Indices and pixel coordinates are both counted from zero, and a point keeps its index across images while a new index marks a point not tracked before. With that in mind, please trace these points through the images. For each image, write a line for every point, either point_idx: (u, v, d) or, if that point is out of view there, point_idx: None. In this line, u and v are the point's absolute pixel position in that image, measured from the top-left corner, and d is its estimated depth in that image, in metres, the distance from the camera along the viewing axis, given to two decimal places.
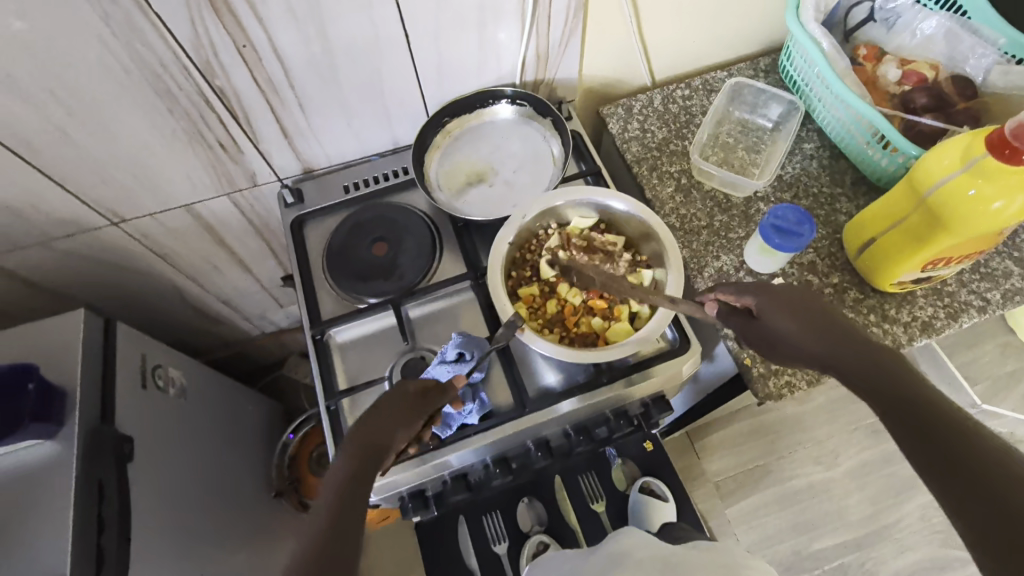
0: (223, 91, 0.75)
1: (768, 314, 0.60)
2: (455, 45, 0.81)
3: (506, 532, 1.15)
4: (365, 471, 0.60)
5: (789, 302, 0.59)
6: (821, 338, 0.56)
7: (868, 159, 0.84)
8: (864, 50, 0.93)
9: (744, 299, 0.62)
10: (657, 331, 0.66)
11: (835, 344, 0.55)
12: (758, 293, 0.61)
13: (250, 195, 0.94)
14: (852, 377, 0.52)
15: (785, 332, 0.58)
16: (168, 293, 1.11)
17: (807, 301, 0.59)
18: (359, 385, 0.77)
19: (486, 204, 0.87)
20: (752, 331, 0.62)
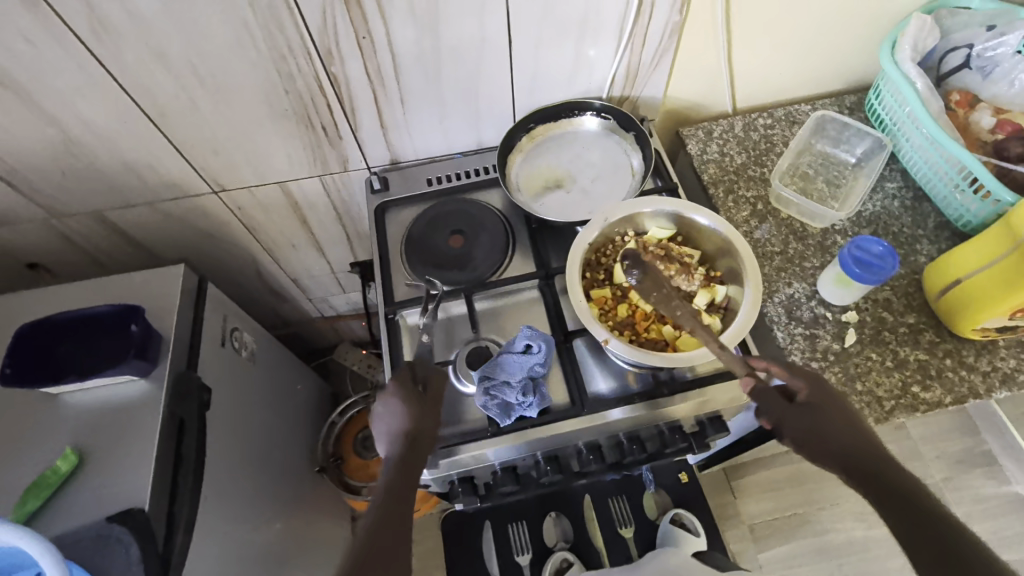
0: (337, 78, 0.81)
1: (815, 407, 0.62)
2: (552, 55, 0.85)
3: (531, 544, 1.15)
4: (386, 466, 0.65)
5: (832, 401, 0.62)
6: (853, 443, 0.59)
7: (955, 202, 0.83)
8: (957, 96, 0.93)
9: (792, 382, 0.63)
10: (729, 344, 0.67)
11: (860, 445, 0.58)
12: (809, 384, 0.63)
13: (339, 180, 1.00)
14: (871, 472, 0.56)
15: (825, 421, 0.61)
16: (247, 265, 1.18)
17: (842, 400, 0.62)
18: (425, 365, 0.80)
19: (563, 208, 0.89)
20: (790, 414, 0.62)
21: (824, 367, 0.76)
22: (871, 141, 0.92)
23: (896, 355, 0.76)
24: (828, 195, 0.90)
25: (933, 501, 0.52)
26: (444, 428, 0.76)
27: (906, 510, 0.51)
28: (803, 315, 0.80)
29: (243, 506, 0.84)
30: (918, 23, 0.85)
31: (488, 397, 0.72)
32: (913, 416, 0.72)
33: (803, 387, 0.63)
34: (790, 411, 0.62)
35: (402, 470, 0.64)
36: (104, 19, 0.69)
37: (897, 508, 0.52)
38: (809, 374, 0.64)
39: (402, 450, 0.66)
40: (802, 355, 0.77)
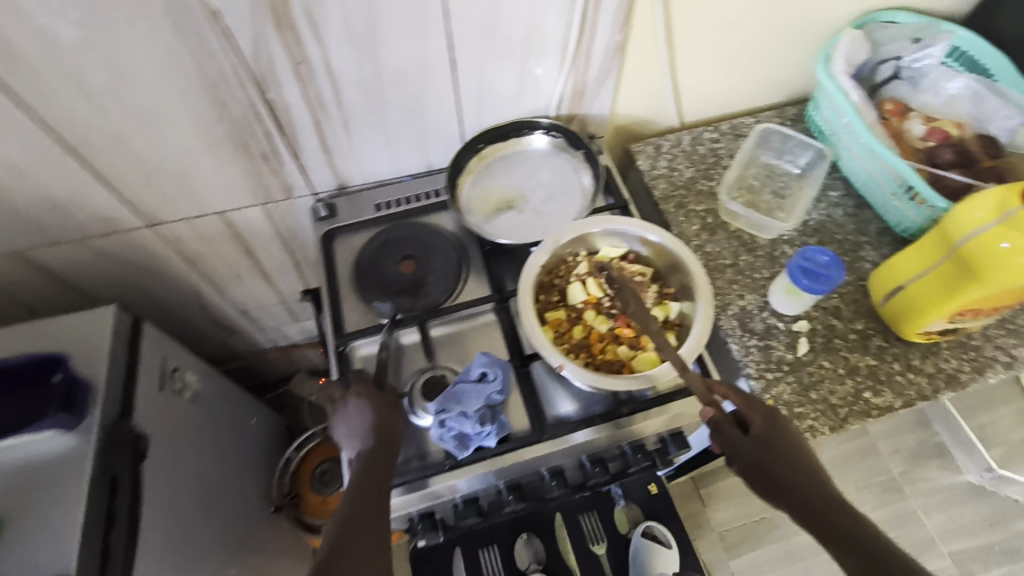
0: (274, 104, 0.78)
1: (769, 440, 0.60)
2: (496, 75, 0.84)
3: (503, 569, 1.12)
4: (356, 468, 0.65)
5: (784, 433, 0.61)
6: (803, 481, 0.57)
7: (894, 209, 0.85)
8: (890, 105, 0.96)
9: (745, 411, 0.62)
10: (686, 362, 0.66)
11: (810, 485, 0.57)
12: (762, 413, 0.62)
13: (283, 207, 0.96)
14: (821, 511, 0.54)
15: (777, 455, 0.59)
16: (190, 299, 1.12)
17: (795, 435, 0.61)
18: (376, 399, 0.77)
19: (515, 229, 0.88)
20: (742, 445, 0.60)
21: (778, 378, 0.76)
22: (813, 152, 0.95)
23: (847, 362, 0.77)
24: (775, 206, 0.91)
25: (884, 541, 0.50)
26: (401, 464, 0.73)
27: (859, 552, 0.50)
28: (756, 327, 0.80)
29: (188, 561, 0.79)
30: (849, 37, 0.88)
31: (444, 429, 0.70)
32: (866, 422, 0.73)
33: (755, 416, 0.61)
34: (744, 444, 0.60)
35: (371, 465, 0.64)
36: (11, 49, 0.64)
37: (845, 543, 0.51)
38: (763, 405, 0.63)
39: (372, 446, 0.66)
40: (756, 366, 0.77)
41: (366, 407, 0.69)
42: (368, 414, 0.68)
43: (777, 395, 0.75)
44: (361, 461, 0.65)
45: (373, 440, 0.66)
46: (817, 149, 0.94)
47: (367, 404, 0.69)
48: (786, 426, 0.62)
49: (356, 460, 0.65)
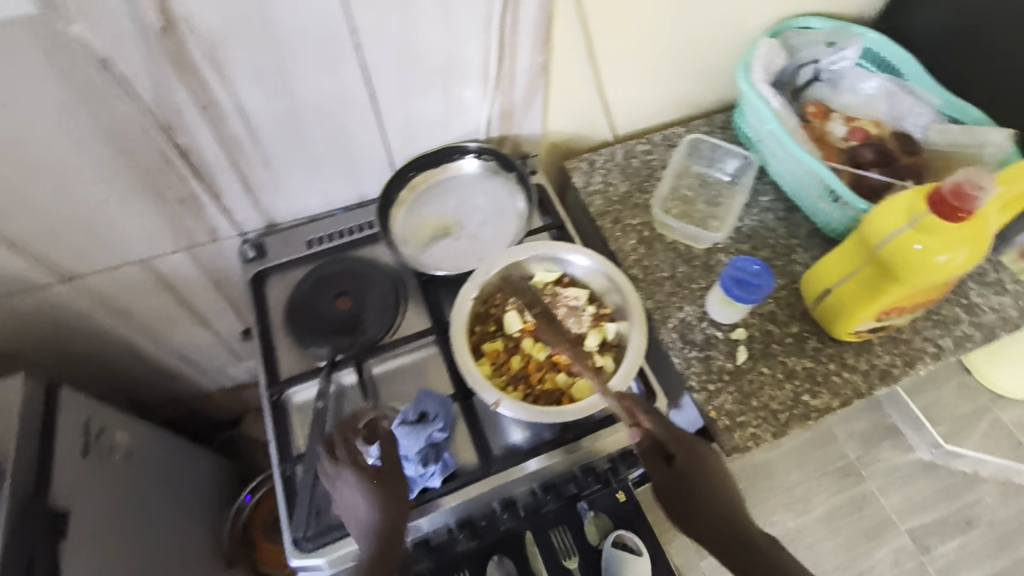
0: (186, 149, 0.75)
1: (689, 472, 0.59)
2: (420, 103, 0.82)
3: None
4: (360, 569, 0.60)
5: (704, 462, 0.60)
6: (722, 515, 0.58)
7: (820, 212, 0.87)
8: (812, 108, 0.98)
9: (669, 442, 0.60)
10: (623, 386, 0.66)
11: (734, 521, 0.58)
12: (684, 445, 0.60)
13: (210, 250, 0.92)
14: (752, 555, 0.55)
15: (697, 489, 0.58)
16: (121, 350, 1.06)
17: (714, 460, 0.61)
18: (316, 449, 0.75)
19: (452, 257, 0.87)
20: (667, 484, 0.60)
21: (720, 389, 0.77)
22: (741, 158, 0.97)
23: (785, 366, 0.78)
24: (708, 215, 0.93)
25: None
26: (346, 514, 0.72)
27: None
28: (696, 338, 0.81)
29: None
30: (766, 47, 0.90)
31: None
32: (806, 425, 0.75)
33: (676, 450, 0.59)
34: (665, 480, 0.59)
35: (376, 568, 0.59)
36: None
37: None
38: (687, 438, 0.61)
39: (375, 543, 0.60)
40: (698, 379, 0.77)
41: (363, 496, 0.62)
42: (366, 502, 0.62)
43: (719, 406, 0.76)
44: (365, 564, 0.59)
45: (376, 535, 0.60)
46: (745, 156, 0.96)
47: (364, 492, 0.62)
48: (704, 453, 0.61)
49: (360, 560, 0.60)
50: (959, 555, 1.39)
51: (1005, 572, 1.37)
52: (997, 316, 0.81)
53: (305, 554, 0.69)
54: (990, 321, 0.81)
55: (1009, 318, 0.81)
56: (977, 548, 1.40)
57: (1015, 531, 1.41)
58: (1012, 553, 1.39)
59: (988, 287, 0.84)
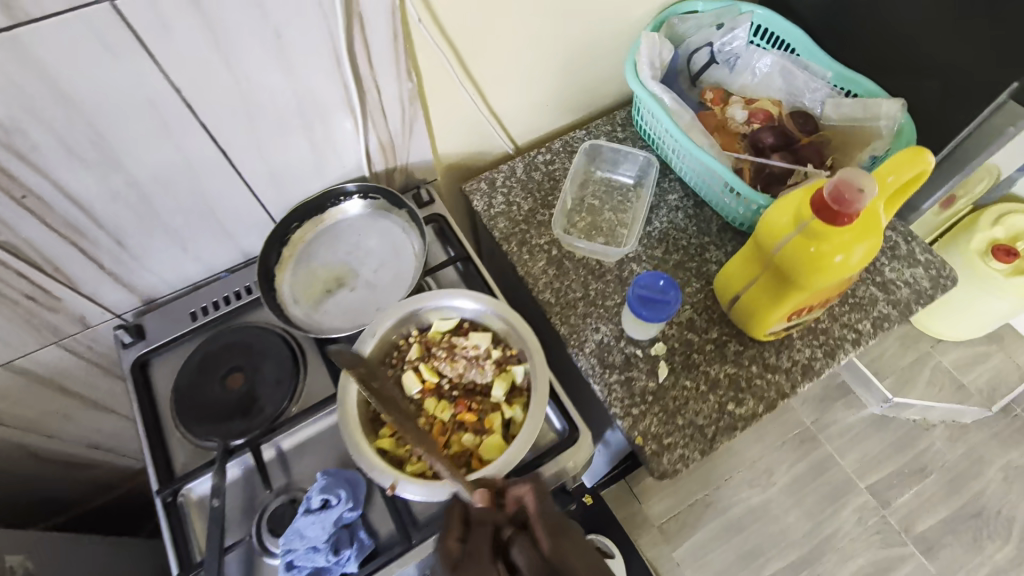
0: (14, 245, 0.66)
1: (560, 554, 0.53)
2: (283, 151, 0.75)
3: None
4: None
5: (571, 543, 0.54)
6: None
7: (725, 206, 0.84)
8: (710, 94, 0.94)
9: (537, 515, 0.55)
10: (530, 439, 0.61)
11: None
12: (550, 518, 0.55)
13: (85, 338, 0.84)
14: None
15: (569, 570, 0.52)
16: (14, 453, 0.96)
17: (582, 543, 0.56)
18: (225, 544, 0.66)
19: (349, 311, 0.80)
20: (533, 564, 0.53)
21: (645, 411, 0.73)
22: (641, 158, 0.93)
23: (708, 376, 0.75)
24: (617, 223, 0.89)
25: None
26: None
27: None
28: (616, 360, 0.76)
29: None
30: (648, 41, 0.85)
31: (295, 570, 0.63)
32: (734, 436, 0.72)
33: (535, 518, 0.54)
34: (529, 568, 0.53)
35: None
36: None
37: None
38: (559, 517, 0.56)
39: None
40: (621, 405, 0.73)
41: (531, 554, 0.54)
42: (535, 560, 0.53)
43: (645, 430, 0.72)
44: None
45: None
46: (644, 156, 0.92)
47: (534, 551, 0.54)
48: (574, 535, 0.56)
49: None
50: (917, 503, 1.42)
51: (961, 513, 1.40)
52: (911, 290, 0.80)
53: None
54: (905, 297, 0.79)
55: (923, 291, 0.79)
56: (933, 493, 1.42)
57: (966, 471, 1.45)
58: (965, 492, 1.43)
59: (901, 260, 0.82)
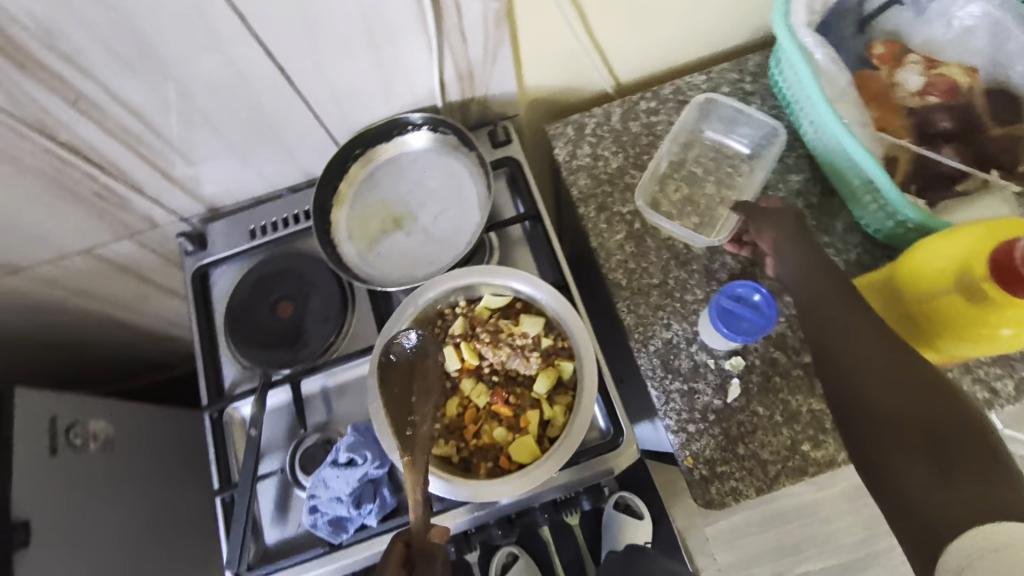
0: (74, 146, 0.65)
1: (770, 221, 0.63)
2: (347, 72, 0.66)
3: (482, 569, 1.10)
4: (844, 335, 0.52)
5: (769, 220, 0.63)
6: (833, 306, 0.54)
7: (860, 203, 0.67)
8: (881, 47, 0.73)
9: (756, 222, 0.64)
10: (563, 455, 0.55)
11: (867, 328, 0.52)
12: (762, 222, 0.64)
13: (155, 236, 0.85)
14: (862, 420, 0.48)
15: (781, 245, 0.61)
16: (106, 324, 1.04)
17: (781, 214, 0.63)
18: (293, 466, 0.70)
19: (403, 256, 0.75)
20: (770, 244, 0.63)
21: (702, 430, 0.65)
22: (769, 126, 0.76)
23: (786, 407, 0.65)
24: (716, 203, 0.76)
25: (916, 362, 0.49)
26: (291, 540, 0.69)
27: (906, 464, 0.44)
28: (681, 366, 0.67)
29: None
30: None
31: (317, 514, 0.65)
32: (801, 481, 0.63)
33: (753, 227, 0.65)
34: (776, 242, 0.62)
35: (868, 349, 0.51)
36: None
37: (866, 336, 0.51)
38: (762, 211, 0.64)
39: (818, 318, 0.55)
40: (677, 418, 0.65)
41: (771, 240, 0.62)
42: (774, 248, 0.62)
43: (698, 452, 0.64)
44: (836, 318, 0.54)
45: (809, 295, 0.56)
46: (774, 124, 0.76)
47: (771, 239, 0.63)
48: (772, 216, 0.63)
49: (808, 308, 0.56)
50: None
51: None
52: None
53: None
54: None
55: None
56: None
57: None
58: None
59: None
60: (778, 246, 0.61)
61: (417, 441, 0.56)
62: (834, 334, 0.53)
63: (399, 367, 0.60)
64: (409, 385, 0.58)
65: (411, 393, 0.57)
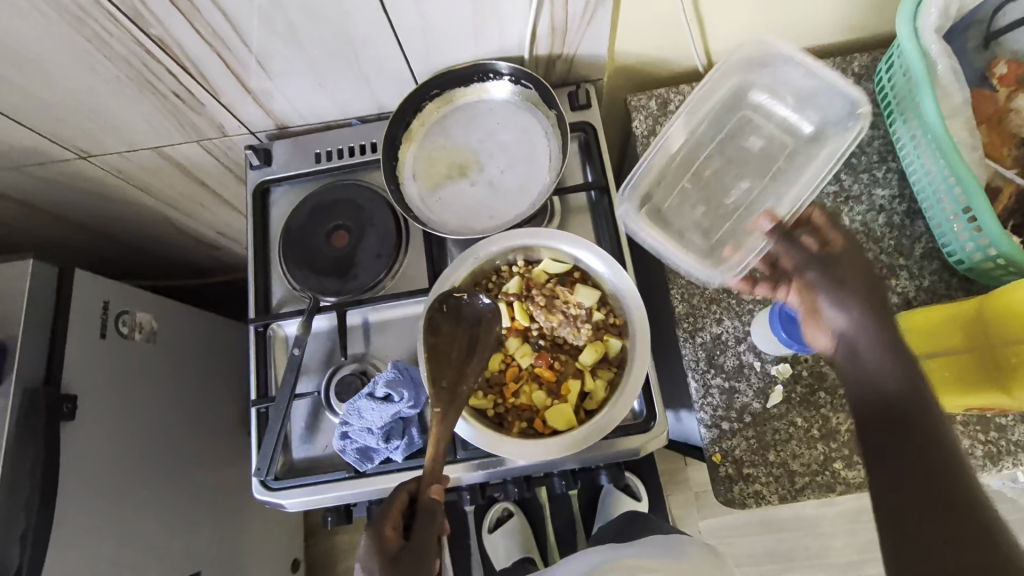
0: (162, 41, 0.65)
1: (845, 278, 0.49)
2: (442, 9, 0.64)
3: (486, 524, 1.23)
4: (890, 437, 0.43)
5: (848, 279, 0.49)
6: (886, 394, 0.45)
7: (947, 231, 0.64)
8: (1004, 68, 0.67)
9: (829, 278, 0.50)
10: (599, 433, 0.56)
11: (942, 445, 0.41)
12: (831, 279, 0.50)
13: (222, 144, 0.85)
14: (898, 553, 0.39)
15: (851, 318, 0.48)
16: (160, 222, 1.06)
17: (858, 273, 0.50)
18: (328, 392, 0.72)
19: (463, 205, 0.74)
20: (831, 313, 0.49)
21: (735, 430, 0.64)
22: (839, 93, 0.67)
23: (826, 422, 0.64)
24: (739, 205, 0.70)
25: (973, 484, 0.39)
26: (316, 460, 0.72)
27: None
28: (725, 363, 0.67)
29: (129, 504, 0.84)
30: None
31: (346, 440, 0.67)
32: (826, 496, 0.62)
33: (819, 285, 0.50)
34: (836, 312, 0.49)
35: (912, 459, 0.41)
36: None
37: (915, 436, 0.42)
38: (837, 264, 0.50)
39: (870, 419, 0.45)
40: (711, 413, 0.65)
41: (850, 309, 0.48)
42: (844, 315, 0.48)
43: (727, 450, 0.64)
44: (887, 409, 0.44)
45: (872, 409, 0.45)
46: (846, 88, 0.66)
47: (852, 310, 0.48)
48: (846, 274, 0.50)
49: (861, 411, 0.46)
50: None
51: None
52: None
53: (269, 493, 0.69)
54: None
55: None
56: None
57: None
58: None
59: None
60: (846, 320, 0.48)
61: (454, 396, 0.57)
62: (888, 439, 0.43)
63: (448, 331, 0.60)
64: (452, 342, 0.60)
65: (455, 355, 0.59)
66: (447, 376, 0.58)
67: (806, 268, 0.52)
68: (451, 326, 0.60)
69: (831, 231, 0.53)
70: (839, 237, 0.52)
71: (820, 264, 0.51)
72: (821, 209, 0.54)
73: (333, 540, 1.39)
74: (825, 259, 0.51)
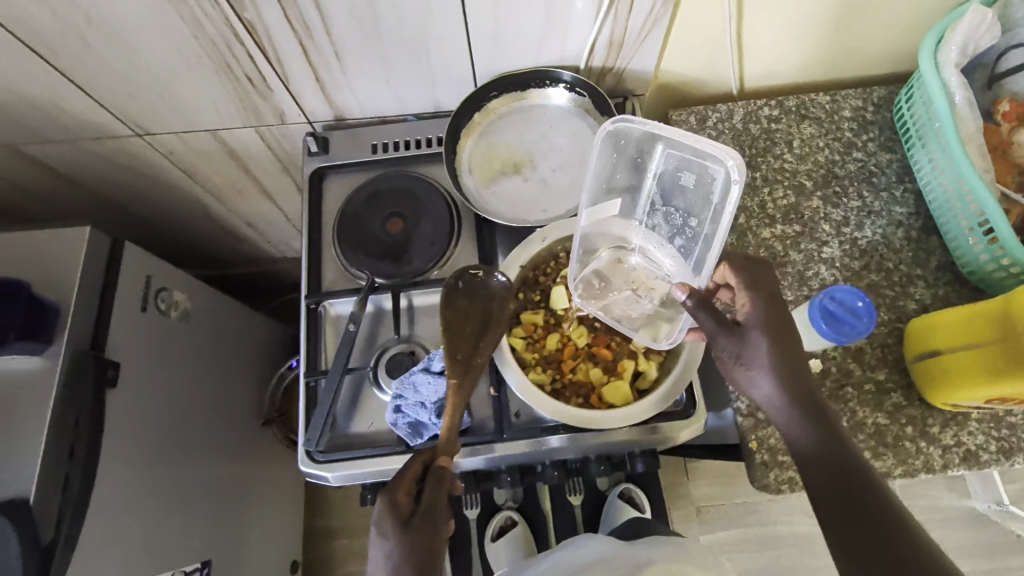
0: (251, 26, 0.69)
1: (751, 340, 0.54)
2: (516, 15, 0.70)
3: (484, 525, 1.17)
4: (829, 481, 0.48)
5: (755, 338, 0.53)
6: (814, 442, 0.50)
7: (963, 244, 0.71)
8: (1006, 105, 0.74)
9: (735, 342, 0.54)
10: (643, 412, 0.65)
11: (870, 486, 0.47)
12: (739, 342, 0.54)
13: (278, 131, 0.89)
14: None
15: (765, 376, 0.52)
16: (196, 208, 1.08)
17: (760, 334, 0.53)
18: (377, 368, 0.74)
19: (516, 199, 0.79)
20: (744, 372, 0.54)
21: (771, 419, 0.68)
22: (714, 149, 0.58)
23: (854, 416, 0.68)
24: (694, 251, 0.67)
25: (896, 509, 0.46)
26: (360, 437, 0.73)
27: None
28: None
29: (152, 482, 0.84)
30: (974, 16, 0.69)
31: (399, 414, 0.69)
32: None
33: (730, 349, 0.54)
34: (746, 375, 0.53)
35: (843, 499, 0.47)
36: None
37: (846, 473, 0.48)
38: (741, 327, 0.54)
39: (808, 467, 0.50)
40: (749, 402, 0.69)
41: (760, 366, 0.53)
42: (758, 375, 0.53)
43: (762, 438, 0.68)
44: (815, 455, 0.50)
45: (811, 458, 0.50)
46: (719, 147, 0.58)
47: (757, 368, 0.53)
48: (752, 335, 0.54)
49: (799, 459, 0.51)
50: None
51: None
52: None
53: (316, 465, 0.70)
54: None
55: None
56: None
57: None
58: None
59: None
60: (760, 379, 0.53)
61: (466, 367, 0.65)
62: (830, 482, 0.48)
63: (473, 312, 0.69)
64: (466, 318, 0.67)
65: (479, 338, 0.67)
66: (463, 349, 0.66)
67: (716, 338, 0.56)
68: (467, 299, 0.69)
69: (741, 294, 0.57)
70: (748, 300, 0.56)
71: (728, 326, 0.55)
72: (733, 272, 0.58)
73: (332, 543, 1.37)
74: (734, 329, 0.55)
